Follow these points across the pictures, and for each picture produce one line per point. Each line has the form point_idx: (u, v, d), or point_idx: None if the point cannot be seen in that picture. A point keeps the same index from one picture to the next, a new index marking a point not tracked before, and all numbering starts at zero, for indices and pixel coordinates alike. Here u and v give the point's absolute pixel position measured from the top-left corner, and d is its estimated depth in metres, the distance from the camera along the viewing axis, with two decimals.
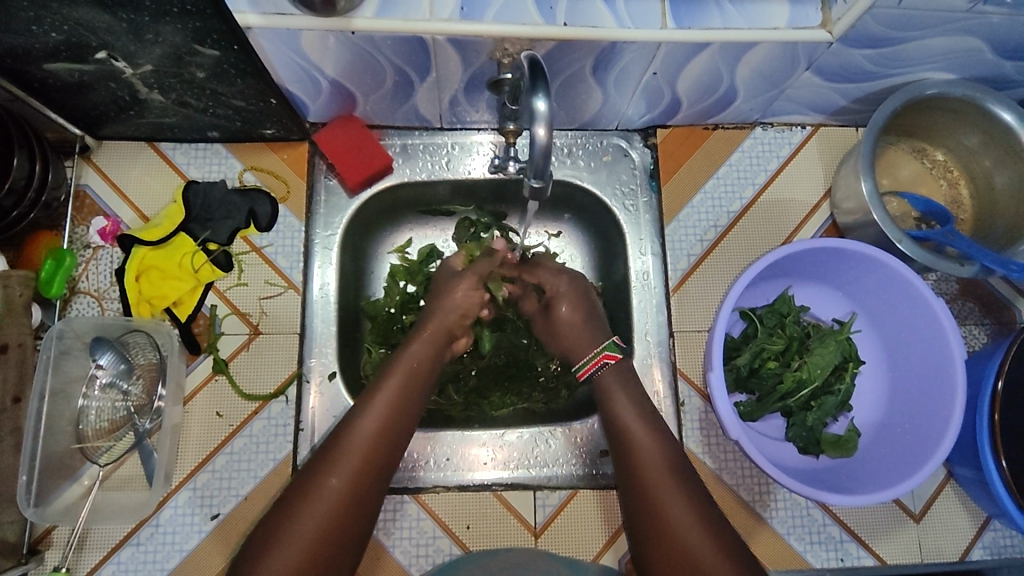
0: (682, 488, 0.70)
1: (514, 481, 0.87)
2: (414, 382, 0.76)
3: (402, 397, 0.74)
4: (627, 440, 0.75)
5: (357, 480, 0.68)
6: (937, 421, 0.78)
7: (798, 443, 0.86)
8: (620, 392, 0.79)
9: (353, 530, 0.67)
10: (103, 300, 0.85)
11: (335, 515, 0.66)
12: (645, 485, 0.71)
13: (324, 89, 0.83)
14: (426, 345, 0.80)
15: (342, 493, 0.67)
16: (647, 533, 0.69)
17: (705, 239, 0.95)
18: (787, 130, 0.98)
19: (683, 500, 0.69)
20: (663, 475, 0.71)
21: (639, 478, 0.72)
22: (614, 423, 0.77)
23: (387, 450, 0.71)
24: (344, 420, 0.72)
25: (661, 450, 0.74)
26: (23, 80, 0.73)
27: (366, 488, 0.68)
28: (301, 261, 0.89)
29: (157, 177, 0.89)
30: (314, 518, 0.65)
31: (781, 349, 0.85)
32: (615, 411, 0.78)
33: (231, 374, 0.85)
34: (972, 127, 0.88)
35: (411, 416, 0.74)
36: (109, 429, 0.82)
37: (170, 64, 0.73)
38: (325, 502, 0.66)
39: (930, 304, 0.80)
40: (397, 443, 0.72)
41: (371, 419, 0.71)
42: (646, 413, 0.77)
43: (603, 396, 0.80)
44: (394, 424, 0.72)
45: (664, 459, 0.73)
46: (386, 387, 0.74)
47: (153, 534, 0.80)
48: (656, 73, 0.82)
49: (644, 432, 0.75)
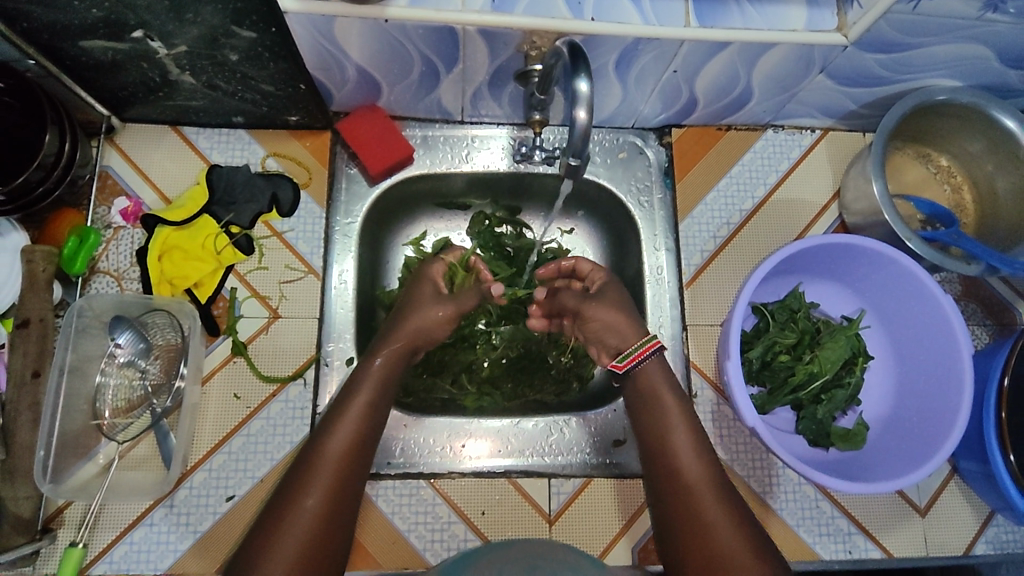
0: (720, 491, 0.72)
1: (528, 469, 0.88)
2: (382, 393, 0.78)
3: (371, 413, 0.76)
4: (664, 440, 0.76)
5: (333, 498, 0.69)
6: (946, 414, 0.80)
7: (808, 437, 0.87)
8: (668, 390, 0.79)
9: (332, 547, 0.67)
10: (122, 280, 0.85)
11: (312, 534, 0.66)
12: (682, 483, 0.73)
13: (349, 78, 0.84)
14: (400, 347, 0.81)
15: (319, 512, 0.67)
16: (681, 529, 0.71)
17: (717, 236, 0.97)
18: (797, 133, 1.01)
19: (721, 500, 0.72)
20: (701, 476, 0.73)
21: (676, 477, 0.74)
22: (653, 421, 0.78)
23: (358, 463, 0.72)
24: (314, 440, 0.73)
25: (698, 450, 0.76)
26: (56, 56, 0.74)
27: (340, 504, 0.69)
28: (322, 247, 0.90)
29: (181, 160, 0.89)
30: (292, 537, 0.65)
31: (794, 343, 0.87)
32: (656, 410, 0.79)
33: (250, 357, 0.85)
34: (975, 134, 0.91)
35: (376, 431, 0.76)
36: (125, 408, 0.82)
37: (204, 46, 0.74)
38: (305, 517, 0.67)
39: (937, 300, 0.82)
40: (366, 458, 0.73)
41: (340, 436, 0.73)
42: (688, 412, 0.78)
43: (647, 391, 0.80)
44: (361, 439, 0.73)
45: (699, 457, 0.75)
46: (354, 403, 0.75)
47: (167, 515, 0.80)
48: (676, 72, 0.84)
49: (683, 430, 0.77)
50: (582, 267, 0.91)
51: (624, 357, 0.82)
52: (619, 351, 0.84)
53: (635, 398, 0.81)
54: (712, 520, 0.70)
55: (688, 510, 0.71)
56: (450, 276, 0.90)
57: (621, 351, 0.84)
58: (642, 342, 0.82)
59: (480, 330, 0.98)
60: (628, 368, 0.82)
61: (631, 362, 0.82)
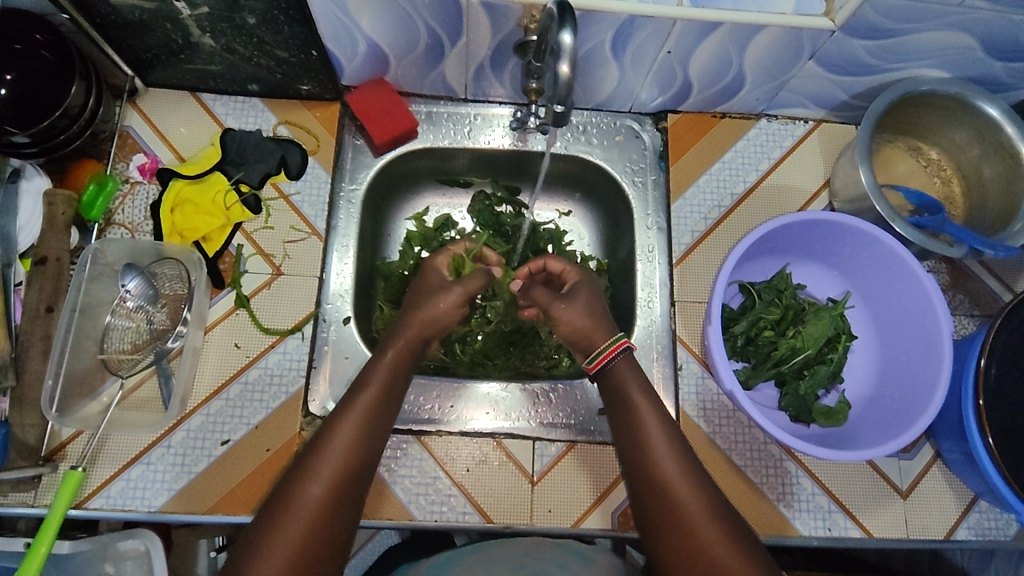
0: (697, 488, 0.70)
1: (513, 431, 0.90)
2: (391, 387, 0.77)
3: (380, 404, 0.75)
4: (639, 438, 0.74)
5: (338, 488, 0.67)
6: (924, 391, 0.81)
7: (790, 412, 0.89)
8: (637, 390, 0.78)
9: (335, 541, 0.65)
10: (135, 232, 0.90)
11: (314, 525, 0.65)
12: (661, 483, 0.71)
13: (360, 51, 0.89)
14: (413, 338, 0.81)
15: (323, 502, 0.66)
16: (664, 530, 0.69)
17: (709, 218, 0.99)
18: (791, 123, 1.04)
19: (699, 497, 0.69)
20: (679, 476, 0.71)
21: (653, 475, 0.71)
22: (627, 420, 0.76)
23: (368, 456, 0.71)
24: (320, 433, 0.71)
25: (674, 447, 0.73)
26: (88, 14, 0.80)
27: (345, 495, 0.67)
28: (326, 210, 0.94)
29: (197, 124, 0.94)
30: (295, 527, 0.64)
31: (777, 318, 0.89)
32: (630, 409, 0.76)
33: (252, 310, 0.89)
34: (963, 126, 0.94)
35: (386, 421, 0.75)
36: (131, 350, 0.86)
37: (224, 8, 0.79)
38: (308, 510, 0.65)
39: (920, 279, 0.83)
40: (374, 448, 0.72)
41: (348, 426, 0.71)
42: (662, 415, 0.76)
43: (617, 391, 0.79)
44: (370, 433, 0.72)
45: (675, 454, 0.73)
46: (365, 395, 0.74)
47: (164, 455, 0.83)
48: (670, 53, 0.88)
49: (655, 425, 0.75)
50: (554, 266, 0.95)
51: (593, 357, 0.82)
52: (591, 353, 0.83)
53: (608, 398, 0.80)
54: (694, 520, 0.68)
55: (668, 510, 0.69)
56: (455, 265, 0.95)
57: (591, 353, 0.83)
58: (610, 342, 0.82)
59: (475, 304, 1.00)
60: (599, 369, 0.81)
61: (601, 362, 0.81)
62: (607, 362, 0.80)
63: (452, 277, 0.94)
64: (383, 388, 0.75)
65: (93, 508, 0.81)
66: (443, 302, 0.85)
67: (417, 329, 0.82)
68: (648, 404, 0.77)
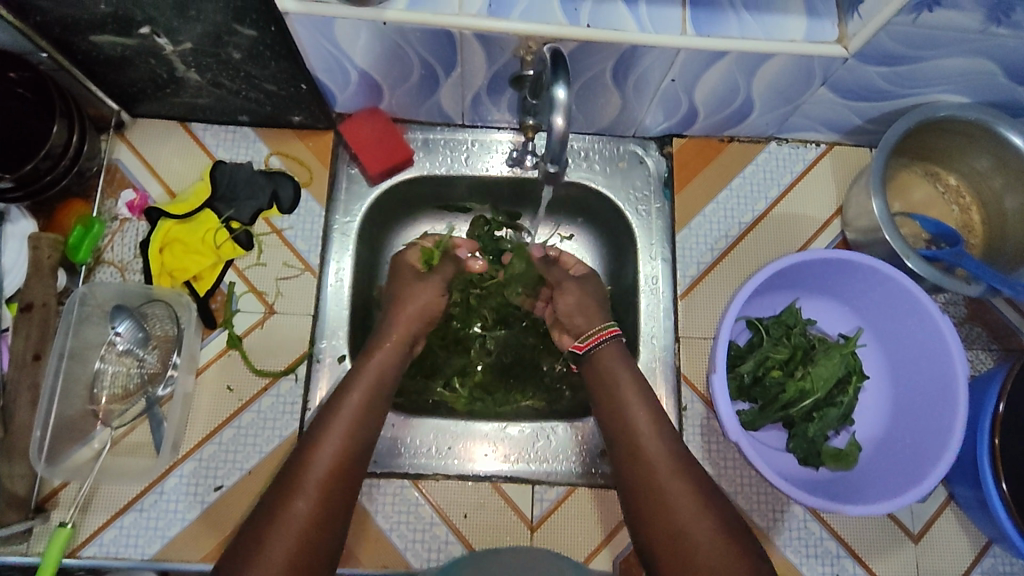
0: (680, 469, 0.76)
1: (512, 474, 0.88)
2: (374, 396, 0.80)
3: (363, 413, 0.78)
4: (642, 470, 0.76)
5: (326, 498, 0.71)
6: (937, 439, 0.78)
7: (798, 454, 0.86)
8: (627, 378, 0.83)
9: (321, 550, 0.69)
10: (126, 271, 0.88)
11: (304, 534, 0.68)
12: (670, 513, 0.73)
13: (352, 79, 0.86)
14: (393, 344, 0.85)
15: (312, 512, 0.69)
16: (650, 516, 0.74)
17: (715, 248, 0.96)
18: (801, 147, 0.99)
19: (713, 524, 0.72)
20: (661, 453, 0.77)
21: (661, 509, 0.74)
22: (613, 413, 0.82)
23: (353, 463, 0.74)
24: (304, 447, 0.74)
25: (658, 429, 0.80)
26: (68, 51, 0.76)
27: (331, 506, 0.71)
28: (319, 245, 0.92)
29: (186, 156, 0.92)
30: (287, 536, 0.67)
31: (785, 358, 0.86)
32: (633, 446, 0.79)
33: (244, 350, 0.87)
34: (984, 152, 0.89)
35: (370, 428, 0.78)
36: (122, 395, 0.85)
37: (208, 44, 0.76)
38: (294, 522, 0.68)
39: (935, 320, 0.80)
40: (360, 455, 0.76)
41: (331, 440, 0.74)
42: (648, 397, 0.83)
43: (599, 380, 0.85)
44: (353, 443, 0.75)
45: (659, 435, 0.79)
46: (348, 403, 0.78)
47: (157, 501, 0.82)
48: (674, 81, 0.83)
49: (661, 460, 0.77)
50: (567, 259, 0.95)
51: (584, 338, 0.87)
52: (581, 333, 0.89)
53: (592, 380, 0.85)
54: (676, 502, 0.73)
55: (675, 542, 0.71)
56: (425, 257, 0.94)
57: (582, 332, 0.89)
58: (600, 327, 0.87)
59: (474, 334, 1.01)
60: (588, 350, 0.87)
61: (590, 343, 0.86)
62: (596, 343, 0.86)
63: (422, 269, 0.93)
64: (365, 397, 0.79)
65: (87, 556, 0.80)
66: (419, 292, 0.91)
67: (404, 332, 0.88)
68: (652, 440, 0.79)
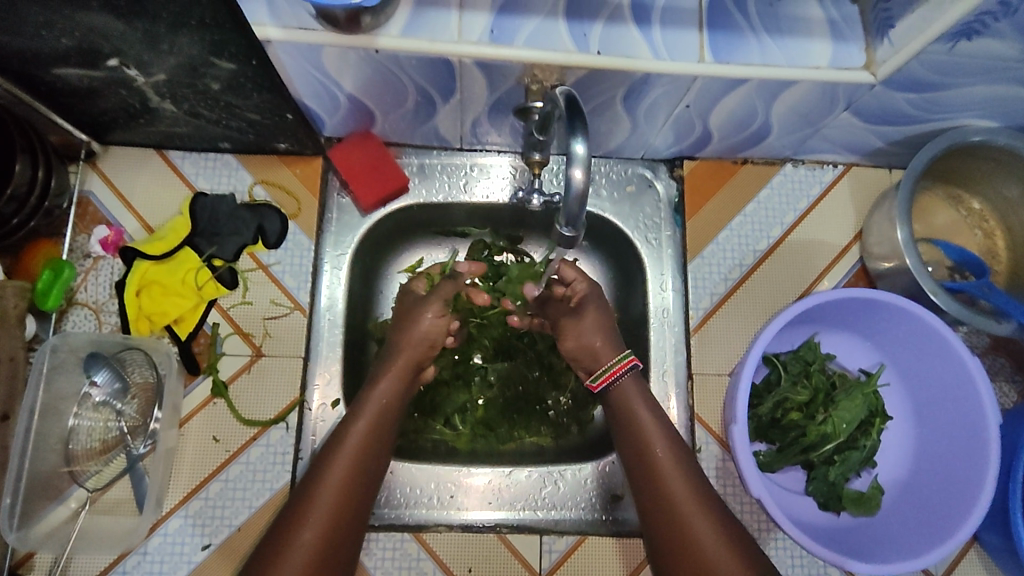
0: (705, 508, 0.71)
1: (519, 523, 0.84)
2: (381, 427, 0.75)
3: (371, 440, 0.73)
4: (665, 504, 0.71)
5: (329, 538, 0.67)
6: (967, 487, 0.74)
7: (818, 498, 0.82)
8: (643, 408, 0.78)
9: None
10: (101, 313, 0.81)
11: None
12: (697, 554, 0.68)
13: (341, 103, 0.79)
14: (402, 371, 0.79)
15: (316, 548, 0.66)
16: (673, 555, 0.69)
17: (729, 278, 0.91)
18: (818, 168, 0.94)
19: (744, 567, 0.67)
20: (683, 490, 0.72)
21: (687, 549, 0.69)
22: (634, 442, 0.76)
23: (356, 503, 0.70)
24: (308, 482, 0.70)
25: (680, 462, 0.74)
26: (29, 83, 0.70)
27: (335, 547, 0.67)
28: (309, 280, 0.86)
29: (164, 186, 0.85)
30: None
31: (806, 400, 0.81)
32: (653, 478, 0.73)
33: (231, 397, 0.81)
34: (1012, 177, 0.84)
35: (377, 462, 0.73)
36: (100, 449, 0.79)
37: (184, 75, 0.70)
38: (296, 563, 0.64)
39: (964, 362, 0.76)
40: (365, 493, 0.71)
41: (335, 474, 0.70)
42: (667, 429, 0.77)
43: (618, 408, 0.79)
44: (359, 478, 0.71)
45: (680, 470, 0.73)
46: (355, 430, 0.73)
47: (140, 563, 0.76)
48: (688, 106, 0.78)
49: (685, 495, 0.71)
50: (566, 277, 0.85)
51: (596, 376, 0.81)
52: (595, 371, 0.82)
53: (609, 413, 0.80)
54: (703, 543, 0.68)
55: None
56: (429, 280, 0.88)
57: (594, 372, 0.82)
58: (617, 359, 0.80)
59: (476, 366, 0.95)
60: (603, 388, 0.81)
61: (605, 382, 0.80)
62: (612, 379, 0.79)
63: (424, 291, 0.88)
64: (369, 431, 0.73)
65: None
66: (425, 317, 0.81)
67: (409, 359, 0.80)
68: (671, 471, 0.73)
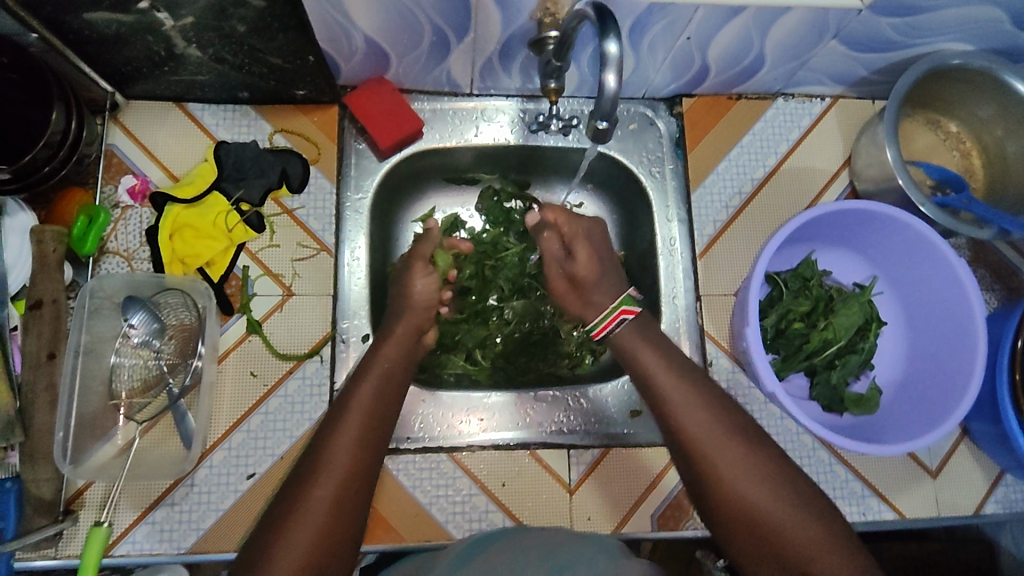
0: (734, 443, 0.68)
1: (546, 441, 0.89)
2: (386, 388, 0.75)
3: (379, 400, 0.73)
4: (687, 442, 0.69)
5: (347, 484, 0.65)
6: (959, 378, 0.81)
7: (822, 402, 0.88)
8: (650, 356, 0.77)
9: (347, 539, 0.63)
10: (132, 260, 0.84)
11: (328, 522, 0.62)
12: (729, 489, 0.65)
13: (358, 48, 0.82)
14: (401, 335, 0.81)
15: (333, 503, 0.63)
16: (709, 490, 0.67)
17: (730, 206, 0.96)
18: (807, 101, 1.00)
19: (779, 498, 0.64)
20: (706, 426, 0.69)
21: (721, 488, 0.66)
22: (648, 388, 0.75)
23: (372, 453, 0.69)
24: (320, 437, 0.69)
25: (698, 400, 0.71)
26: (58, 29, 0.72)
27: (355, 494, 0.65)
28: (333, 223, 0.89)
29: (186, 137, 0.88)
30: (310, 523, 0.61)
31: (807, 310, 0.87)
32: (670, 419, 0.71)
33: (265, 334, 0.85)
34: (986, 98, 0.91)
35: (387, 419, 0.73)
36: (141, 389, 0.82)
37: (212, 16, 0.72)
38: (317, 511, 0.62)
39: (953, 266, 0.82)
40: (378, 447, 0.70)
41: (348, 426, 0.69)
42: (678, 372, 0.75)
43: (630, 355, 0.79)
44: (372, 430, 0.70)
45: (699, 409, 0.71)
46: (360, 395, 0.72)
47: (188, 494, 0.79)
48: (689, 39, 0.83)
49: (709, 432, 0.69)
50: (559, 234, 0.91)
51: (594, 327, 0.84)
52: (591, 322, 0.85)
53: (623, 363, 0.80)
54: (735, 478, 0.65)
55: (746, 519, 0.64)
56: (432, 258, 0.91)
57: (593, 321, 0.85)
58: (609, 312, 0.83)
59: (491, 305, 0.98)
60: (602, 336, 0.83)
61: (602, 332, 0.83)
62: (609, 330, 0.82)
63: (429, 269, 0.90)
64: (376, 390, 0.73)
65: (121, 555, 0.77)
66: (418, 281, 0.85)
67: (409, 325, 0.82)
68: (691, 408, 0.71)
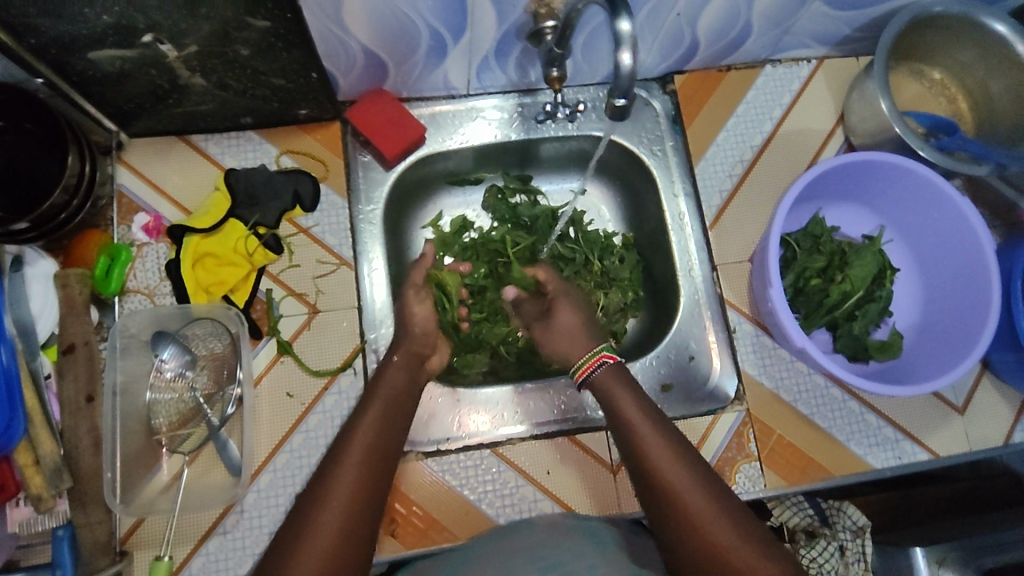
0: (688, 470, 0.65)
1: (584, 425, 0.90)
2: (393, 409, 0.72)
3: (384, 425, 0.70)
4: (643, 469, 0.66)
5: (358, 501, 0.62)
6: (977, 312, 0.84)
7: (847, 353, 0.91)
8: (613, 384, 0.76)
9: (356, 559, 0.59)
10: (155, 296, 0.84)
11: (337, 542, 0.59)
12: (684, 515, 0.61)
13: (357, 61, 0.83)
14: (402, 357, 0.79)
15: (344, 520, 0.60)
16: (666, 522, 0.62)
17: (734, 173, 0.98)
18: (795, 65, 1.02)
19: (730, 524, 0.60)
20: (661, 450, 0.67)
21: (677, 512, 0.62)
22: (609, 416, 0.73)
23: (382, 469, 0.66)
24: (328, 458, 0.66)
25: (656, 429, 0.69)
26: (63, 72, 0.73)
27: (366, 512, 0.62)
28: (349, 237, 0.90)
29: (193, 168, 0.88)
30: (318, 544, 0.58)
31: (823, 266, 0.89)
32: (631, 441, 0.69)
33: (297, 354, 0.85)
34: (968, 43, 0.94)
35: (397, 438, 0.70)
36: (179, 422, 0.82)
37: (215, 43, 0.71)
38: (325, 531, 0.59)
39: (958, 205, 0.84)
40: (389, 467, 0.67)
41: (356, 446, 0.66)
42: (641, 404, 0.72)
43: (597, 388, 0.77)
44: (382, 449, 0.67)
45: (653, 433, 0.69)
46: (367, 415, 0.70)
47: (239, 521, 0.79)
48: (680, 14, 0.84)
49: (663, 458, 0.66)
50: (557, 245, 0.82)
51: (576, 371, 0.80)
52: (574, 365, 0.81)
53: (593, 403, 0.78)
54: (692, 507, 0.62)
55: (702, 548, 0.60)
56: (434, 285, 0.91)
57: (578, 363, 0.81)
58: (588, 357, 0.80)
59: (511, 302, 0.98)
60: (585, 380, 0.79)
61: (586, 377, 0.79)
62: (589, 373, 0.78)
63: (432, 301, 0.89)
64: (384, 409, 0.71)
65: None
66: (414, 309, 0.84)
67: (407, 353, 0.81)
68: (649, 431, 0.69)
